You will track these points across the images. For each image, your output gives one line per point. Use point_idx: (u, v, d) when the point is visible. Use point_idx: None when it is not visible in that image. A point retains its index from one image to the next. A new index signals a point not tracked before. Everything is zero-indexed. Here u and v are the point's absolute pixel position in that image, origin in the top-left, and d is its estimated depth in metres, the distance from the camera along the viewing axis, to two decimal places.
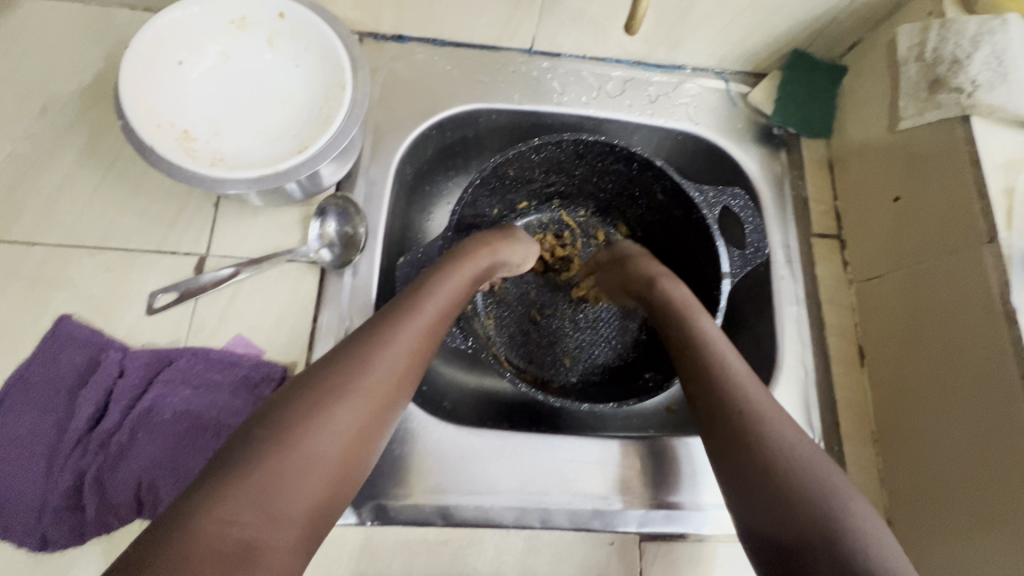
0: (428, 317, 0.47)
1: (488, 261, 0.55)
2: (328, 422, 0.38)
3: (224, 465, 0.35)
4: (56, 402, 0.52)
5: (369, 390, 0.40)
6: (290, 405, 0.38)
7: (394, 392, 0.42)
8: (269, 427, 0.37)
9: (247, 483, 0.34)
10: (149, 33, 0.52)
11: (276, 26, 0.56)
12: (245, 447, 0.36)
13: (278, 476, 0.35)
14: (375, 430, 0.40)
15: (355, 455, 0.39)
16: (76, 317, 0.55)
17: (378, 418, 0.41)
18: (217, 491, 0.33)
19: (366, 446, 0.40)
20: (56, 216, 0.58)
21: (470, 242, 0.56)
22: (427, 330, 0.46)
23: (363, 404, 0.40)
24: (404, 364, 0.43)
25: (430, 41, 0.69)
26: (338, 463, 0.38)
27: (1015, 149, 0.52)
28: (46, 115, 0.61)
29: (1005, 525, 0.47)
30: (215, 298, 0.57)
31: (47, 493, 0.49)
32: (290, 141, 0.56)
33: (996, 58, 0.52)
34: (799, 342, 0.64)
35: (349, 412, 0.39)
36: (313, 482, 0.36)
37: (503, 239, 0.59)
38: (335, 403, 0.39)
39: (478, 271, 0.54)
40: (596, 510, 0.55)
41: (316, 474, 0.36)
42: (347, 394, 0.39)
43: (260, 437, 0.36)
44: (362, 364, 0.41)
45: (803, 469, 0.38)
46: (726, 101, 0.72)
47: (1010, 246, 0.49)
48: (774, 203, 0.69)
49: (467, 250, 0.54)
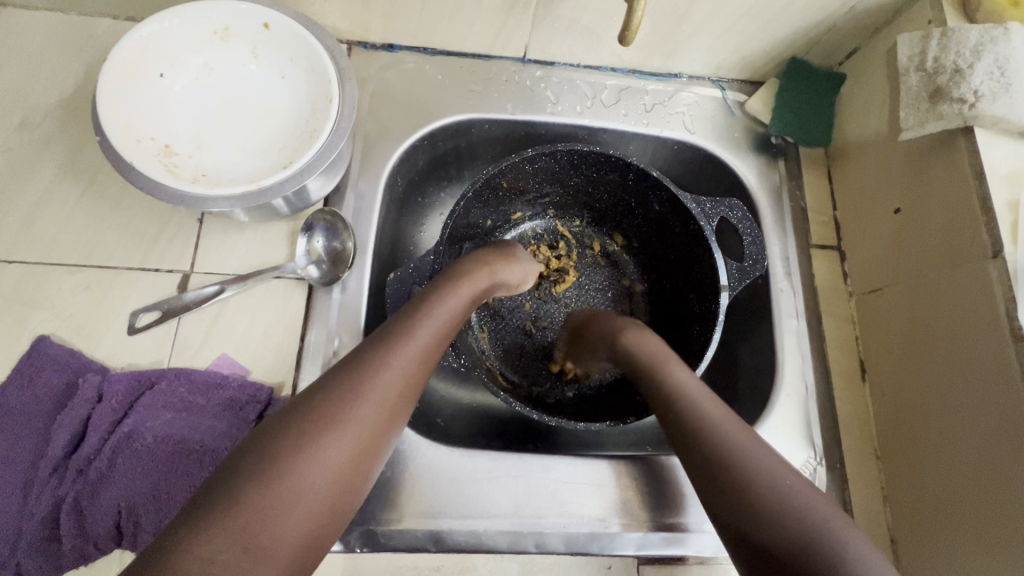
0: (425, 340, 0.44)
1: (488, 281, 0.53)
2: (317, 455, 0.36)
3: (207, 497, 0.33)
4: (32, 428, 0.50)
5: (360, 421, 0.38)
6: (277, 435, 0.36)
7: (387, 422, 0.40)
8: (255, 459, 0.35)
9: (230, 521, 0.32)
10: (128, 45, 0.50)
11: (260, 36, 0.55)
12: (230, 479, 0.34)
13: (263, 514, 0.33)
14: (367, 461, 0.38)
15: (344, 488, 0.37)
16: (55, 338, 0.53)
17: (370, 448, 0.39)
18: (198, 527, 0.31)
19: (356, 479, 0.38)
20: (34, 233, 0.56)
21: (467, 262, 0.54)
22: (425, 354, 0.44)
23: (354, 435, 0.38)
24: (398, 392, 0.41)
25: (421, 50, 0.67)
26: (327, 498, 0.36)
27: (1019, 160, 0.51)
28: (25, 128, 0.59)
29: (1012, 549, 0.45)
30: (198, 317, 0.55)
31: (23, 524, 0.47)
32: (276, 155, 0.54)
33: (999, 68, 0.51)
34: (800, 357, 0.62)
35: (340, 444, 0.37)
36: (300, 519, 0.34)
37: (501, 259, 0.56)
38: (325, 434, 0.36)
39: (475, 292, 0.51)
40: (592, 533, 0.54)
41: (304, 510, 0.35)
42: (338, 425, 0.37)
43: (245, 470, 0.34)
44: (356, 391, 0.39)
45: (807, 527, 0.35)
46: (723, 110, 0.70)
47: (1015, 261, 0.48)
48: (773, 214, 0.68)
49: (466, 269, 0.52)
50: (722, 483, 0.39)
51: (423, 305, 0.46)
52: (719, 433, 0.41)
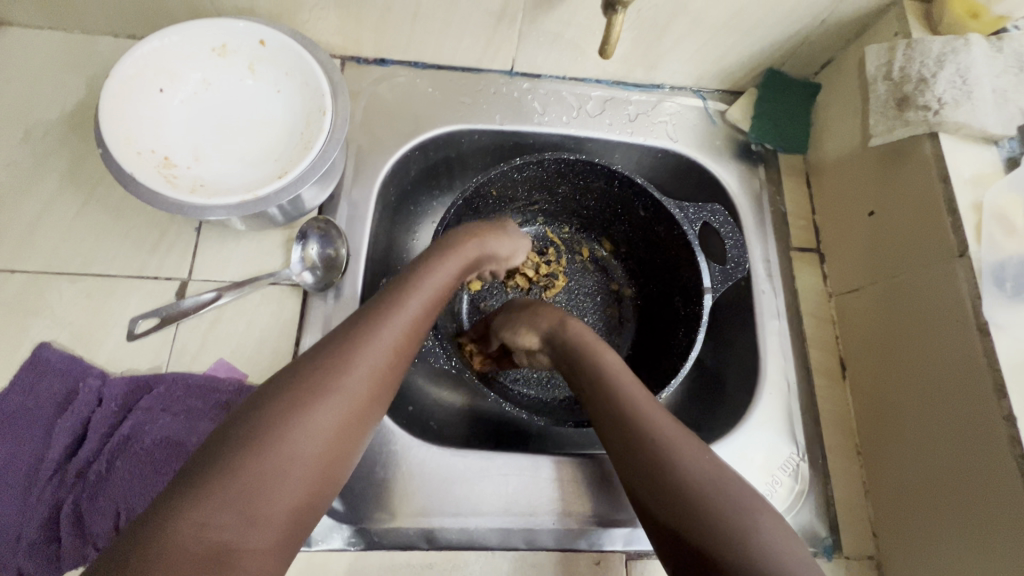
0: (414, 314, 0.45)
1: (478, 250, 0.53)
2: (310, 421, 0.37)
3: (202, 466, 0.34)
4: (32, 431, 0.51)
5: (352, 390, 0.40)
6: (269, 403, 0.37)
7: (379, 391, 0.42)
8: (250, 428, 0.36)
9: (229, 484, 0.34)
10: (130, 61, 0.52)
11: (257, 53, 0.57)
12: (224, 448, 0.35)
13: (259, 477, 0.34)
14: (357, 430, 0.40)
15: (337, 455, 0.39)
16: (56, 344, 0.55)
17: (361, 418, 0.40)
18: (196, 490, 0.33)
19: (349, 446, 0.40)
20: (36, 243, 0.57)
21: (455, 235, 0.53)
22: (412, 328, 0.45)
23: (347, 402, 0.39)
24: (389, 362, 0.42)
25: (412, 64, 0.70)
26: (321, 464, 0.37)
27: (981, 164, 0.54)
28: (28, 142, 0.61)
29: (984, 537, 0.47)
30: (195, 322, 0.57)
31: (23, 526, 0.48)
32: (272, 165, 0.56)
33: (960, 77, 0.54)
34: (782, 356, 0.64)
35: (330, 413, 0.38)
36: (294, 483, 0.36)
37: (494, 231, 0.56)
38: (318, 402, 0.38)
39: (461, 269, 0.52)
40: (579, 529, 0.55)
41: (298, 474, 0.36)
42: (330, 393, 0.39)
43: (241, 437, 0.36)
44: (346, 363, 0.40)
45: (735, 520, 0.36)
46: (705, 118, 0.73)
47: (980, 259, 0.50)
48: (754, 218, 0.70)
49: (455, 239, 0.52)
50: (646, 468, 0.40)
51: (414, 276, 0.47)
52: (655, 425, 0.42)
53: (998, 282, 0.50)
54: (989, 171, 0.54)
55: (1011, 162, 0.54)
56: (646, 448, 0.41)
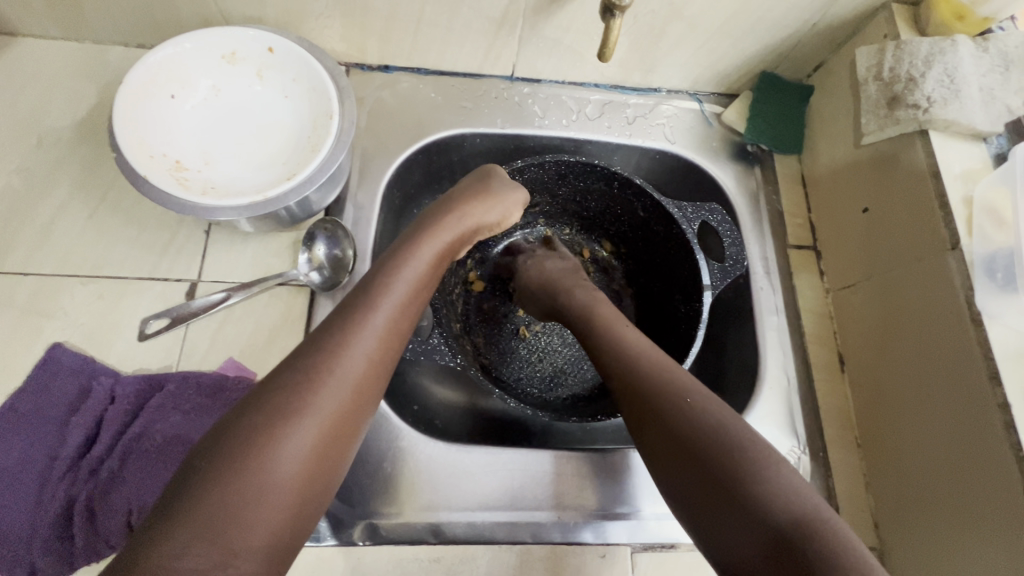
0: (379, 331, 0.45)
1: (454, 228, 0.55)
2: (277, 451, 0.38)
3: (175, 502, 0.36)
4: (46, 430, 0.52)
5: (320, 412, 0.40)
6: (233, 437, 0.38)
7: (351, 410, 0.42)
8: (216, 460, 0.37)
9: (195, 522, 0.35)
10: (143, 68, 0.54)
11: (265, 60, 0.59)
12: (193, 486, 0.36)
13: (228, 509, 0.36)
14: (331, 452, 0.41)
15: (312, 478, 0.40)
16: (68, 344, 0.56)
17: (333, 440, 0.41)
18: (169, 525, 0.34)
19: (326, 467, 0.40)
20: (49, 247, 0.59)
21: (438, 213, 0.56)
22: (380, 347, 0.44)
23: (316, 425, 0.40)
24: (359, 380, 0.42)
25: (415, 70, 0.71)
26: (296, 490, 0.38)
27: (970, 161, 0.55)
28: (41, 149, 0.62)
29: (982, 524, 0.48)
30: (205, 323, 0.58)
31: (37, 523, 0.49)
32: (280, 168, 0.57)
33: (948, 76, 0.55)
34: (781, 351, 0.65)
35: (296, 442, 0.39)
36: (270, 509, 0.37)
37: (476, 196, 0.57)
38: (284, 429, 0.38)
39: (441, 247, 0.53)
40: (585, 522, 0.56)
41: (273, 500, 0.37)
42: (295, 421, 0.39)
43: (206, 469, 0.37)
44: (308, 389, 0.40)
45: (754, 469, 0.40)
46: (701, 121, 0.75)
47: (971, 252, 0.51)
48: (750, 216, 0.71)
49: (430, 223, 0.54)
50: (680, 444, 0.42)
51: (377, 290, 0.47)
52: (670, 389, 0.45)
53: (989, 272, 0.51)
54: (978, 167, 0.55)
55: (999, 158, 0.56)
56: (659, 402, 0.44)
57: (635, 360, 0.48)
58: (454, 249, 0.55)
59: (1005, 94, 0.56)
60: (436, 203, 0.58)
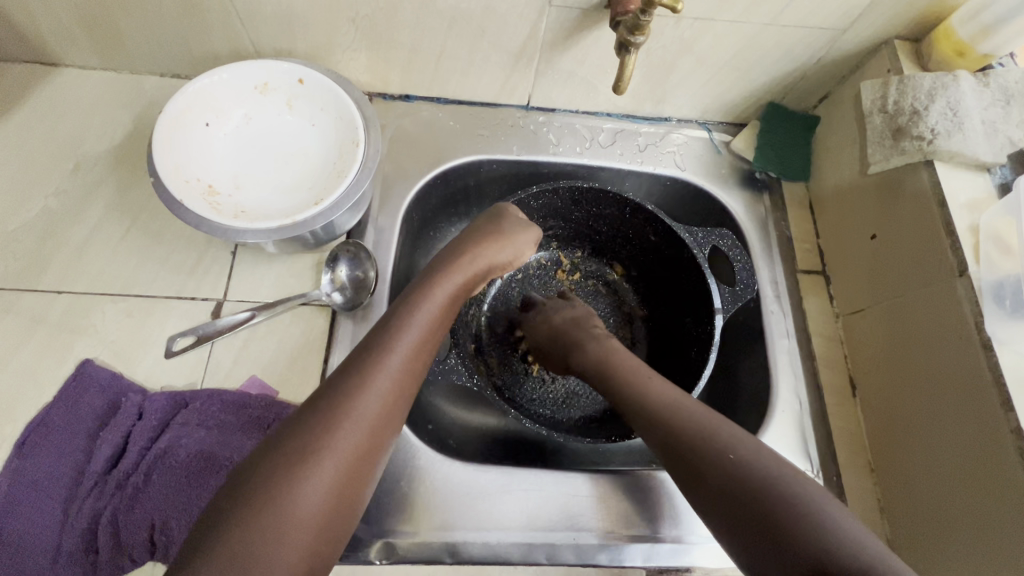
0: (393, 372, 0.46)
1: (472, 269, 0.57)
2: (298, 492, 0.39)
3: (205, 534, 0.37)
4: (75, 444, 0.53)
5: (339, 450, 0.41)
6: (257, 477, 0.39)
7: (369, 451, 0.43)
8: (241, 496, 0.38)
9: (222, 560, 0.36)
10: (181, 98, 0.57)
11: (295, 90, 0.62)
12: (219, 520, 0.38)
13: (249, 548, 0.37)
14: (350, 492, 0.42)
15: (332, 517, 0.40)
16: (98, 360, 0.57)
17: (352, 480, 0.42)
18: (198, 559, 0.36)
19: (346, 504, 0.42)
20: (83, 267, 0.61)
21: (452, 255, 0.57)
22: (394, 389, 0.45)
23: (334, 465, 0.41)
24: (375, 418, 0.44)
25: (435, 99, 0.74)
26: (316, 527, 0.39)
27: (975, 191, 0.57)
28: (78, 172, 0.65)
29: (1000, 552, 0.48)
30: (230, 341, 0.59)
31: (63, 537, 0.50)
32: (306, 193, 0.60)
33: (951, 109, 0.58)
34: (793, 375, 0.66)
35: (316, 483, 0.40)
36: (292, 547, 0.38)
37: (492, 238, 0.59)
38: (307, 468, 0.40)
39: (454, 290, 0.54)
40: (601, 544, 0.56)
41: (295, 538, 0.38)
42: (316, 461, 0.40)
43: (233, 503, 0.38)
44: (325, 431, 0.41)
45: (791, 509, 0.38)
46: (711, 149, 0.77)
47: (979, 279, 0.53)
48: (760, 241, 0.73)
49: (451, 264, 0.56)
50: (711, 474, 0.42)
51: (393, 330, 0.48)
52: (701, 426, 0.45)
53: (997, 300, 0.52)
54: (983, 197, 0.57)
55: (1003, 187, 0.58)
56: (702, 450, 0.43)
57: (672, 415, 0.46)
58: (467, 288, 0.57)
59: (1007, 127, 0.58)
60: (457, 240, 0.60)
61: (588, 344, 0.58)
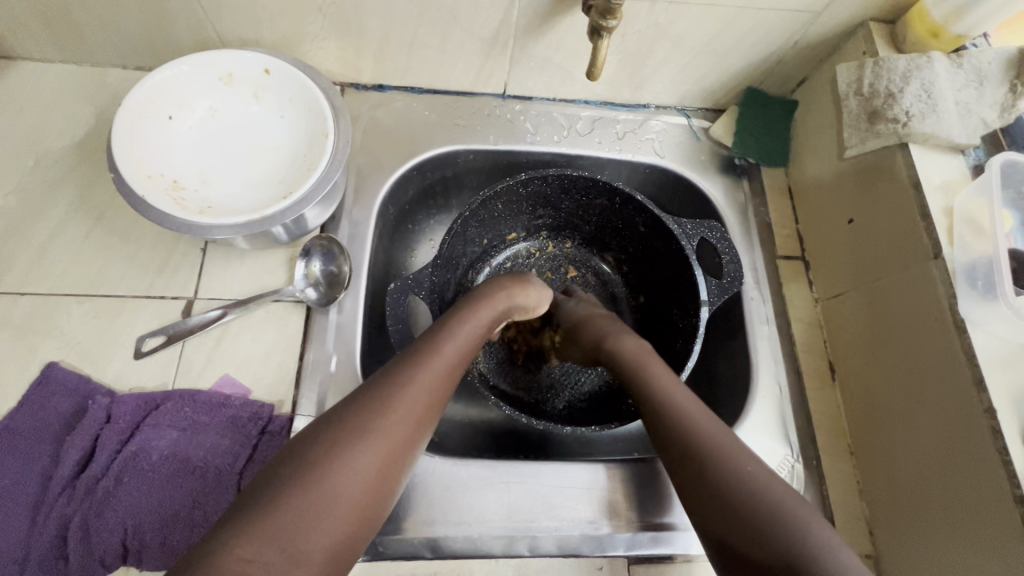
0: (439, 369, 0.46)
1: (506, 303, 0.56)
2: (348, 467, 0.38)
3: (248, 499, 0.36)
4: (43, 449, 0.52)
5: (388, 434, 0.41)
6: (309, 453, 0.38)
7: (412, 439, 0.42)
8: (295, 465, 0.38)
9: (274, 519, 0.35)
10: (141, 91, 0.55)
11: (262, 81, 0.60)
12: (268, 486, 0.37)
13: (304, 514, 0.36)
14: (390, 479, 0.41)
15: (374, 499, 0.39)
16: (65, 363, 0.56)
17: (394, 465, 0.41)
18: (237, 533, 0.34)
19: (384, 491, 0.40)
20: (46, 267, 0.59)
21: (485, 286, 0.56)
22: (438, 386, 0.45)
23: (383, 446, 0.40)
24: (422, 408, 0.43)
25: (409, 89, 0.73)
26: (359, 505, 0.38)
27: (950, 173, 0.57)
28: (38, 169, 0.63)
29: (976, 531, 0.48)
30: (202, 340, 0.58)
31: (31, 543, 0.49)
32: (276, 186, 0.59)
33: (926, 91, 0.57)
34: (772, 361, 0.66)
35: (365, 463, 0.39)
36: (336, 520, 0.37)
37: (515, 283, 0.58)
38: (357, 447, 0.39)
39: (496, 314, 0.55)
40: (583, 534, 0.56)
41: (337, 516, 0.37)
42: (365, 441, 0.40)
43: (286, 473, 0.37)
44: (377, 414, 0.41)
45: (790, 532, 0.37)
46: (689, 135, 0.76)
47: (954, 261, 0.53)
48: (740, 229, 0.73)
49: (485, 293, 0.55)
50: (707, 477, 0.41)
51: (438, 335, 0.49)
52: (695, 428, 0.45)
53: (970, 281, 0.52)
54: (957, 179, 0.57)
55: (977, 168, 0.58)
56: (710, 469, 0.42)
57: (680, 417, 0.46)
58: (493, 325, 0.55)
59: (981, 107, 0.58)
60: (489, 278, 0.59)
61: (623, 338, 0.56)
